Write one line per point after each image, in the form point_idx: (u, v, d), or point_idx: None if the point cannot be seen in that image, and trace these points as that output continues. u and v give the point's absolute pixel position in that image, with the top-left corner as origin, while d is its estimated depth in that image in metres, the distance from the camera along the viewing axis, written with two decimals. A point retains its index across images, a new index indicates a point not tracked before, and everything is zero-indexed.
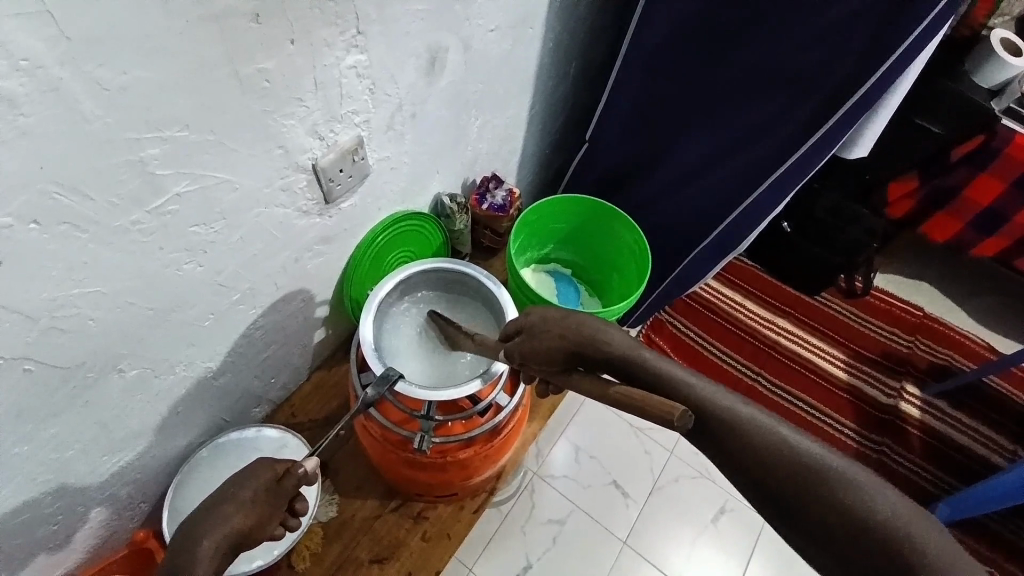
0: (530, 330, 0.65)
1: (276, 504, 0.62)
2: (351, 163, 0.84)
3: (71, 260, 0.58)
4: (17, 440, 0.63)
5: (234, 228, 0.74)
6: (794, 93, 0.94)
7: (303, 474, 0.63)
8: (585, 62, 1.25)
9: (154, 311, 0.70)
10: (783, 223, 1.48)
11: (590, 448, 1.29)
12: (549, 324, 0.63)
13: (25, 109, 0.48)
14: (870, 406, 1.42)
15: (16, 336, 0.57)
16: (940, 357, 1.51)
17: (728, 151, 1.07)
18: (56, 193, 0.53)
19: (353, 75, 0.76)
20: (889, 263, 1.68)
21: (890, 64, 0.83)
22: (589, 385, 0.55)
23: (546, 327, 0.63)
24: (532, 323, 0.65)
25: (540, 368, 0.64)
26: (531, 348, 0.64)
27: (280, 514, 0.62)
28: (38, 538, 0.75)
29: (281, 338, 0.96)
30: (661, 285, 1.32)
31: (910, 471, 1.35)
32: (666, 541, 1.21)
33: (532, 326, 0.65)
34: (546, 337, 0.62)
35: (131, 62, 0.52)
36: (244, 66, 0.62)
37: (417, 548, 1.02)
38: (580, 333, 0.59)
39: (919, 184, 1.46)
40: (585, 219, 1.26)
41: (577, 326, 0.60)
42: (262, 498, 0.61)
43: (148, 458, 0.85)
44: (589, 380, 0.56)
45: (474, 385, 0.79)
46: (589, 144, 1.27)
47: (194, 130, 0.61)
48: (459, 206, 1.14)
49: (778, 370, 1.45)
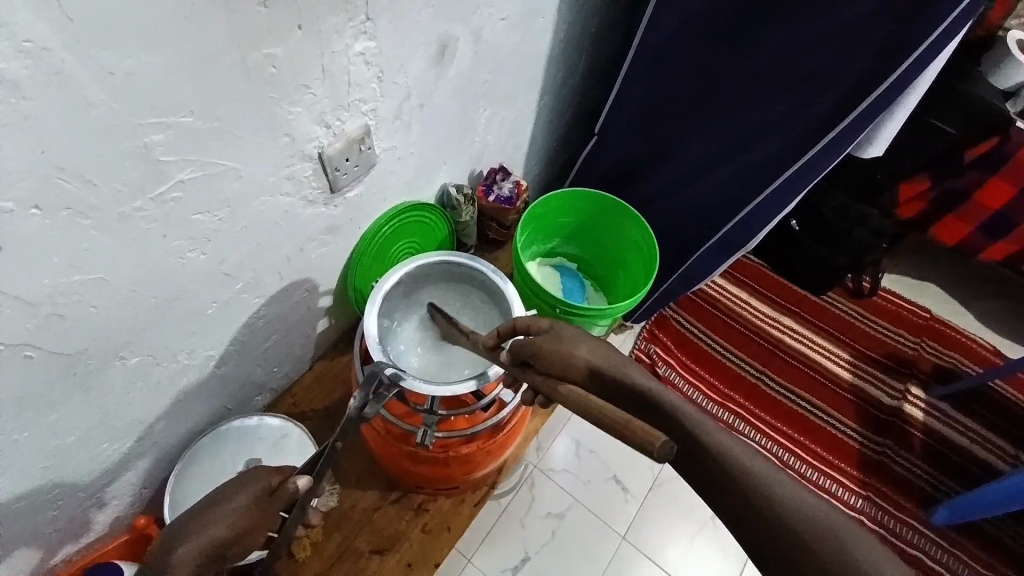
0: (556, 334, 0.60)
1: (264, 513, 0.61)
2: (357, 152, 0.83)
3: (73, 247, 0.57)
4: (18, 427, 0.63)
5: (239, 217, 0.73)
6: (810, 90, 0.92)
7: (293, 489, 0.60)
8: (596, 53, 1.23)
9: (157, 299, 0.69)
10: (792, 221, 1.47)
11: (591, 444, 1.28)
12: (570, 341, 0.58)
13: (28, 93, 0.47)
14: (873, 407, 1.42)
15: (17, 323, 0.56)
16: (946, 359, 1.49)
17: (740, 148, 1.05)
18: (59, 178, 0.52)
19: (361, 62, 0.74)
20: (897, 264, 1.66)
21: (910, 63, 0.81)
22: (566, 396, 0.50)
23: (572, 339, 0.58)
24: (551, 334, 0.60)
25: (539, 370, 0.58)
26: (546, 349, 0.58)
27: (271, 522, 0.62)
28: (40, 523, 0.75)
29: (284, 328, 0.96)
30: (666, 282, 1.30)
31: (911, 473, 1.34)
32: (665, 537, 1.21)
33: (549, 338, 0.60)
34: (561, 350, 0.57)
35: (136, 46, 0.51)
36: (251, 52, 0.60)
37: (417, 540, 1.02)
38: (603, 358, 0.55)
39: (929, 185, 1.44)
40: (592, 214, 1.25)
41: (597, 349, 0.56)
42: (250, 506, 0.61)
43: (149, 445, 0.85)
44: (567, 395, 0.50)
45: (468, 385, 0.78)
46: (598, 137, 1.25)
47: (199, 117, 0.60)
48: (466, 197, 1.13)
49: (782, 369, 1.43)
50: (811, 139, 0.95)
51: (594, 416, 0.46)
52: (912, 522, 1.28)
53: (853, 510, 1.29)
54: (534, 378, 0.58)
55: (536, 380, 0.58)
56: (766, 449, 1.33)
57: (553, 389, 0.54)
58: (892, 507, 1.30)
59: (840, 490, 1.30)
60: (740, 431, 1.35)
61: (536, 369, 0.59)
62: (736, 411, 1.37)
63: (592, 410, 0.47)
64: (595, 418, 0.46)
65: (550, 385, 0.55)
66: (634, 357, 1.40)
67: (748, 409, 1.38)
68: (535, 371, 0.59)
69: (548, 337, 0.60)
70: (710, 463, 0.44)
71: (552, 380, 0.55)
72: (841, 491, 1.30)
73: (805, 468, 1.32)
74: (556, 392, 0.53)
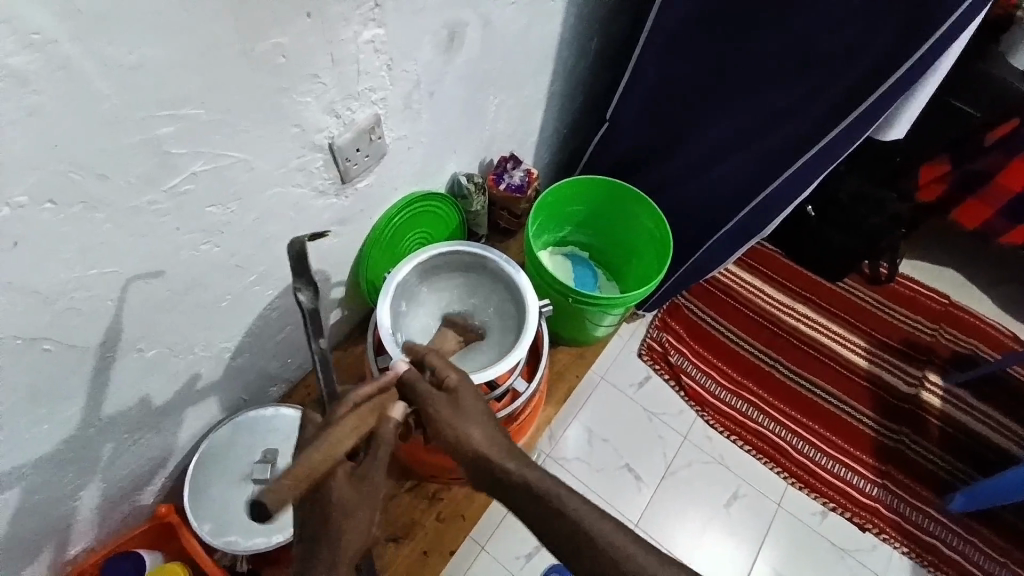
0: (459, 402, 0.64)
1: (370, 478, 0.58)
2: (367, 142, 0.83)
3: (88, 240, 0.57)
4: (37, 419, 0.64)
5: (250, 209, 0.73)
6: (828, 71, 0.90)
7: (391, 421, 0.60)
8: (607, 37, 1.21)
9: (171, 293, 0.70)
10: (808, 207, 1.44)
11: (603, 432, 1.29)
12: (464, 420, 0.62)
13: (37, 87, 0.46)
14: (889, 394, 1.40)
15: (34, 316, 0.57)
16: (966, 346, 1.47)
17: (755, 133, 1.02)
18: (70, 172, 0.52)
19: (370, 50, 0.73)
20: (917, 249, 1.63)
21: (934, 41, 0.79)
22: (358, 498, 0.57)
23: (472, 416, 0.63)
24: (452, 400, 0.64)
25: (388, 432, 0.60)
26: (433, 411, 0.63)
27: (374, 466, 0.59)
28: (63, 513, 0.77)
29: (297, 320, 0.96)
30: (679, 270, 1.27)
31: (927, 460, 1.32)
32: (678, 524, 1.22)
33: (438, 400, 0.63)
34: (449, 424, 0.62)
35: (142, 38, 0.50)
36: (258, 42, 0.60)
37: (433, 528, 1.03)
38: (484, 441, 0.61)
39: (950, 168, 1.40)
40: (604, 202, 1.23)
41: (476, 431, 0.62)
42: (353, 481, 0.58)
43: (167, 436, 0.86)
44: (369, 498, 0.57)
45: None
46: (609, 124, 1.23)
47: (206, 109, 0.60)
48: (477, 186, 1.12)
49: (796, 357, 1.42)
50: (828, 123, 0.93)
51: (349, 531, 0.57)
52: (927, 509, 1.27)
53: (867, 497, 1.27)
54: (362, 421, 0.58)
55: (363, 420, 0.58)
56: (780, 437, 1.32)
57: (337, 450, 0.54)
58: (907, 495, 1.28)
59: (855, 477, 1.29)
60: (752, 419, 1.34)
61: (391, 421, 0.60)
62: (749, 399, 1.36)
63: (366, 526, 0.57)
64: (350, 535, 0.57)
65: (346, 441, 0.55)
66: (646, 345, 1.39)
67: (761, 397, 1.36)
68: (388, 419, 0.60)
69: (450, 402, 0.63)
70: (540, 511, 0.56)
71: (383, 450, 0.59)
72: (856, 479, 1.29)
73: (819, 456, 1.31)
74: (364, 474, 0.58)
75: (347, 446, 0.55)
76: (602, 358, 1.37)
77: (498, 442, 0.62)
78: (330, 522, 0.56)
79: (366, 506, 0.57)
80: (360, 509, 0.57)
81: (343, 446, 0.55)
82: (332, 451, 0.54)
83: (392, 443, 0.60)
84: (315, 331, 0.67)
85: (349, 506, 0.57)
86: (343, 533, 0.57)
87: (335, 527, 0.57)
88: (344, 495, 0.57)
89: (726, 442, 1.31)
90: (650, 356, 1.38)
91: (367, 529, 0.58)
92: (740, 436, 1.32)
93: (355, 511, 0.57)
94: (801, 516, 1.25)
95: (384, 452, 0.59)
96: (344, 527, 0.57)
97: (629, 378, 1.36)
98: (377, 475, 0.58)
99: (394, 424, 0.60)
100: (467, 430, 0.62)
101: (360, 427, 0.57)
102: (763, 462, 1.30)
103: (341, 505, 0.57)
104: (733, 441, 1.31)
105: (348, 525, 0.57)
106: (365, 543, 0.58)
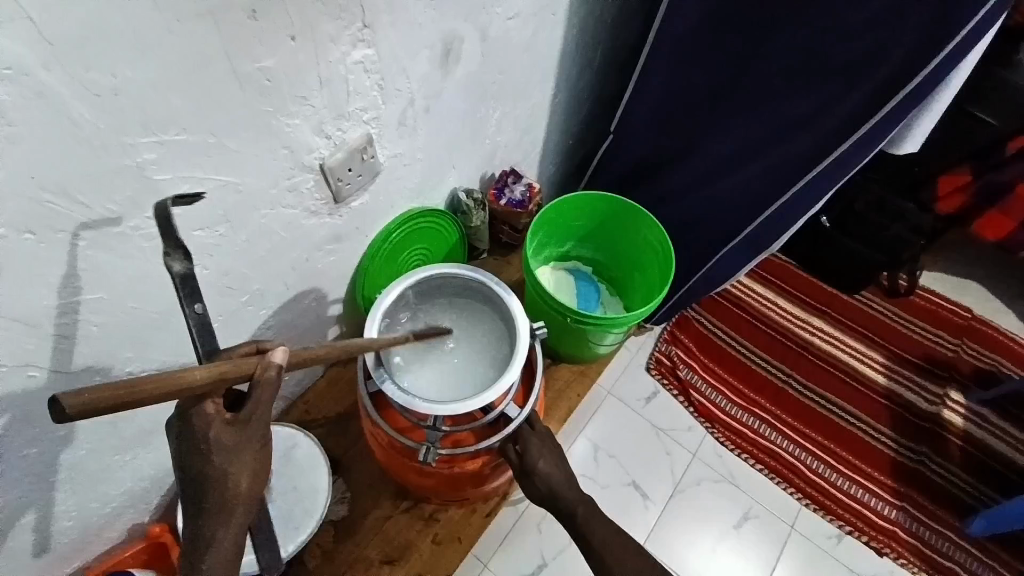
0: (538, 434, 0.85)
1: (243, 443, 0.51)
2: (360, 161, 0.82)
3: (71, 267, 0.57)
4: (27, 443, 0.64)
5: (240, 230, 0.73)
6: (838, 83, 0.88)
7: (273, 368, 0.50)
8: (611, 48, 1.19)
9: (160, 315, 0.70)
10: (822, 217, 1.40)
11: (609, 448, 1.26)
12: (538, 453, 0.82)
13: (12, 118, 0.46)
14: (908, 412, 1.34)
15: (17, 343, 0.57)
16: (989, 362, 1.41)
17: (762, 145, 1.00)
18: (51, 201, 0.52)
19: (360, 70, 0.73)
20: (936, 261, 1.57)
21: (948, 52, 0.77)
22: (237, 441, 0.51)
23: (545, 451, 0.83)
24: (538, 434, 0.85)
25: (267, 382, 0.50)
26: (522, 444, 0.83)
27: (243, 417, 0.51)
28: (56, 531, 0.77)
29: (293, 336, 0.96)
30: (686, 285, 1.25)
31: (947, 482, 1.26)
32: (685, 546, 1.18)
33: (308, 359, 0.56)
34: (523, 456, 0.82)
35: (122, 65, 0.50)
36: (246, 65, 0.60)
37: (428, 550, 1.01)
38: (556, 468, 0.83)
39: (971, 178, 1.33)
40: (605, 217, 1.21)
41: (547, 464, 0.82)
42: (223, 444, 0.51)
43: (159, 455, 0.85)
44: (251, 439, 0.52)
45: (439, 408, 0.76)
46: (614, 136, 1.22)
47: (192, 134, 0.60)
48: (476, 202, 1.11)
49: (810, 371, 1.37)
50: (838, 136, 0.91)
51: (236, 471, 0.51)
52: (946, 532, 1.22)
53: (886, 519, 1.22)
54: (233, 363, 0.48)
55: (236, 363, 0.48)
56: (794, 456, 1.27)
57: (188, 386, 0.43)
58: (927, 518, 1.23)
59: (872, 498, 1.24)
60: (764, 436, 1.29)
61: (272, 370, 0.50)
62: (762, 416, 1.32)
63: (255, 464, 0.52)
64: (238, 478, 0.51)
65: (204, 375, 0.45)
66: (654, 358, 1.36)
67: (774, 414, 1.32)
68: (267, 367, 0.50)
69: (531, 432, 0.84)
70: (582, 521, 0.80)
71: (262, 398, 0.50)
72: (873, 500, 1.24)
73: (834, 475, 1.26)
74: (243, 419, 0.51)
75: (205, 386, 0.45)
76: (566, 429, 1.27)
77: (562, 473, 0.83)
78: (210, 466, 0.50)
79: (249, 447, 0.52)
80: (242, 453, 0.51)
81: (202, 381, 0.44)
82: (178, 382, 0.42)
83: (274, 392, 0.51)
84: (188, 296, 0.51)
85: (230, 449, 0.51)
86: (229, 471, 0.50)
87: (215, 469, 0.50)
88: (221, 441, 0.51)
89: (737, 460, 1.27)
90: (657, 370, 1.35)
91: (257, 470, 0.52)
92: (751, 454, 1.27)
93: (239, 452, 0.51)
94: (815, 539, 1.21)
95: (264, 401, 0.50)
96: (227, 468, 0.51)
97: (636, 392, 1.33)
98: (256, 418, 0.51)
99: (275, 373, 0.51)
100: (536, 460, 0.82)
101: (228, 371, 0.47)
102: (776, 481, 1.25)
103: (218, 451, 0.50)
104: (744, 459, 1.27)
105: (234, 464, 0.51)
106: (259, 483, 0.52)
